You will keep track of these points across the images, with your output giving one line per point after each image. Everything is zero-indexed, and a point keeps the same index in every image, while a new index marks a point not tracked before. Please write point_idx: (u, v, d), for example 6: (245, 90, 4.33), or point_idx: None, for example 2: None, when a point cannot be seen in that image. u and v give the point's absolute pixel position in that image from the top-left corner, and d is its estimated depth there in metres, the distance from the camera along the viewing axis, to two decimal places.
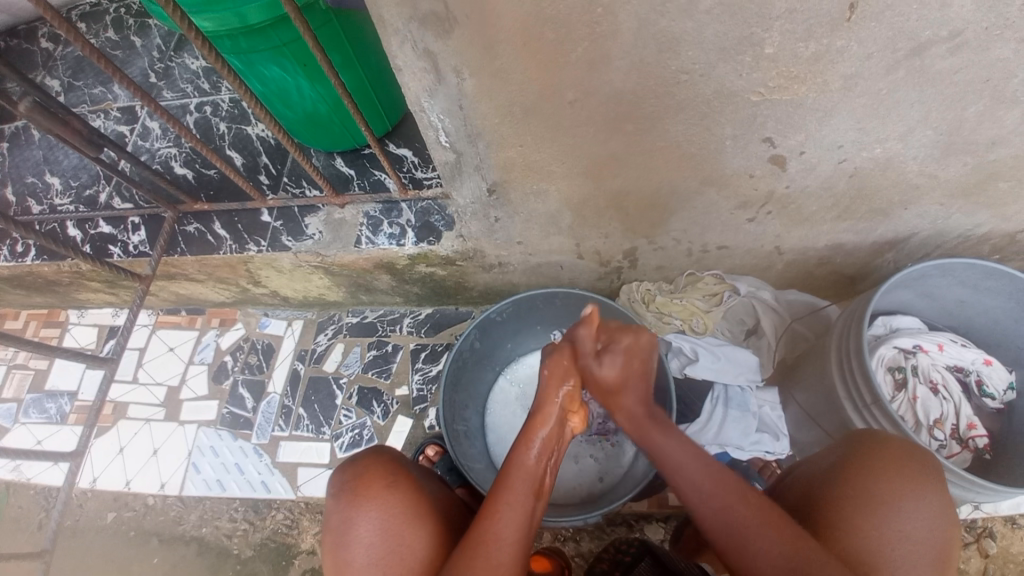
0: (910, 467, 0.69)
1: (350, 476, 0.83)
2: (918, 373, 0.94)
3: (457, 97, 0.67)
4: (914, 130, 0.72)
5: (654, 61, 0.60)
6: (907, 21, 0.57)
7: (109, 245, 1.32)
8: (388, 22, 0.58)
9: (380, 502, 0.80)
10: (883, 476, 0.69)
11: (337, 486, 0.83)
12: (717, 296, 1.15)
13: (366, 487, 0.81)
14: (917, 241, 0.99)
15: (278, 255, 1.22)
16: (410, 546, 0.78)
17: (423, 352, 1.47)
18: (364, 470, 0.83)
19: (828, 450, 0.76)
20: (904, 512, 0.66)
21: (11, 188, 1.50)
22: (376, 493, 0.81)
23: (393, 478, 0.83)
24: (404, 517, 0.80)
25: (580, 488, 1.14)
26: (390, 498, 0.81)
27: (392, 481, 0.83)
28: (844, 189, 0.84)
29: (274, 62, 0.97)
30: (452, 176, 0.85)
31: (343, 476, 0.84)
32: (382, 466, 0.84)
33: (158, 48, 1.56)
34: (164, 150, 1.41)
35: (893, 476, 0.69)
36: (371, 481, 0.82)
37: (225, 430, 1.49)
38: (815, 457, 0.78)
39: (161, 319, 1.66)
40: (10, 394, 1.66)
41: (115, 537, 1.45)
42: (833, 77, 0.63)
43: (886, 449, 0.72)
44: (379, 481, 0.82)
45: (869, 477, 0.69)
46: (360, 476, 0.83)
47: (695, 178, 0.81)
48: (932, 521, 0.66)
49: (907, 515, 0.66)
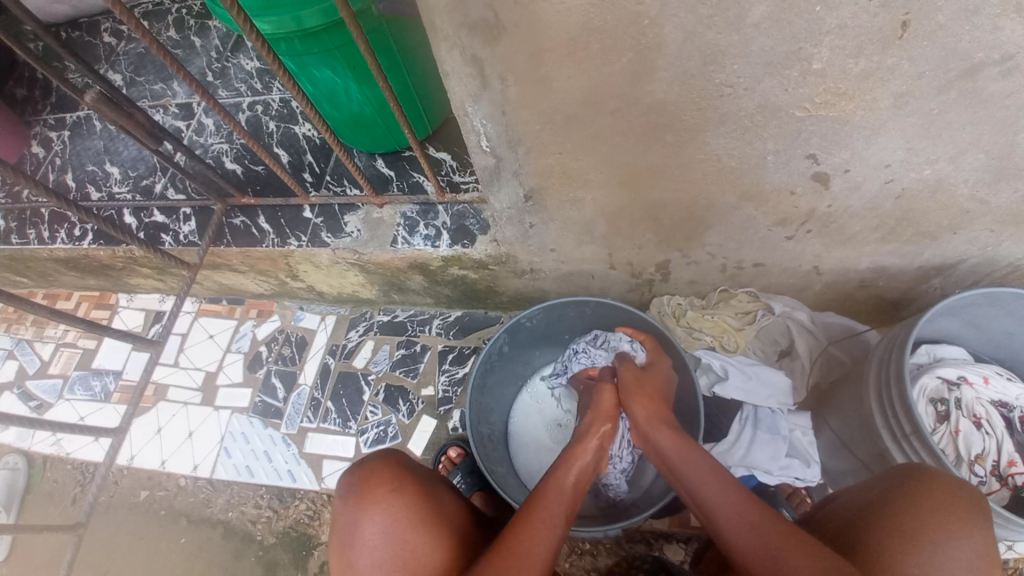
0: (957, 502, 0.65)
1: (357, 479, 0.84)
2: (962, 406, 0.90)
3: (501, 103, 0.69)
4: (965, 152, 0.70)
5: (698, 73, 0.61)
6: (960, 42, 0.55)
7: (162, 233, 1.39)
8: (439, 29, 0.60)
9: (385, 506, 0.81)
10: (923, 508, 0.65)
11: (345, 487, 0.84)
12: (750, 314, 1.13)
13: (372, 490, 0.82)
14: (966, 268, 0.95)
15: (317, 250, 1.26)
16: (414, 551, 0.79)
17: (451, 354, 1.49)
18: (369, 475, 0.84)
19: (869, 485, 0.72)
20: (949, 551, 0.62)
21: (74, 176, 1.59)
22: (380, 498, 0.81)
23: (399, 482, 0.83)
24: (407, 524, 0.80)
25: (601, 504, 1.13)
26: (394, 503, 0.81)
27: (396, 486, 0.83)
28: (890, 210, 0.82)
29: (326, 64, 1.01)
30: (490, 180, 0.87)
31: (351, 478, 0.85)
32: (389, 471, 0.84)
33: (216, 49, 1.64)
34: (216, 145, 1.48)
35: (939, 512, 0.64)
36: (377, 485, 0.82)
37: (255, 417, 1.54)
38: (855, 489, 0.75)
39: (203, 307, 1.73)
40: (58, 371, 1.75)
41: (147, 514, 1.51)
42: (883, 95, 0.62)
43: (929, 484, 0.67)
44: (384, 485, 0.83)
45: (907, 509, 0.65)
46: (367, 479, 0.83)
47: (734, 193, 0.81)
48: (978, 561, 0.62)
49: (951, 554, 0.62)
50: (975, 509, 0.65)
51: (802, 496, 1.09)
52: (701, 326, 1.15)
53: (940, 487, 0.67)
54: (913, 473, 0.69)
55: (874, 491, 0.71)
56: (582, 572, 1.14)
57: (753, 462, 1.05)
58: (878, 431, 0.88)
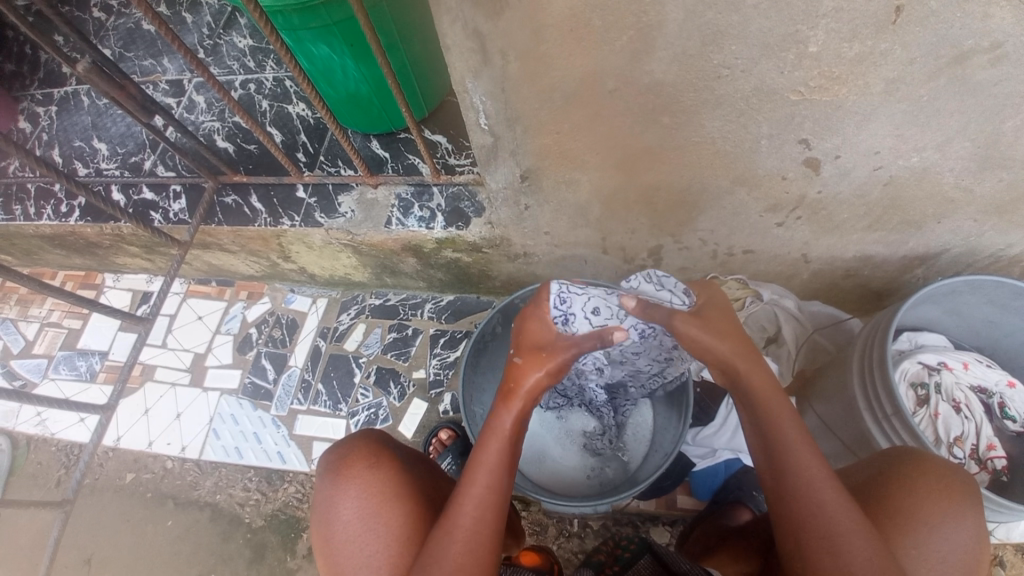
0: (949, 485, 0.69)
1: (336, 457, 0.86)
2: (941, 390, 0.93)
3: (501, 80, 0.69)
4: (952, 140, 0.72)
5: (697, 53, 0.62)
6: (951, 27, 0.57)
7: (151, 211, 1.37)
8: (442, 2, 0.60)
9: (360, 482, 0.82)
10: (918, 495, 0.69)
11: (323, 465, 0.86)
12: (739, 301, 1.14)
13: (350, 467, 0.84)
14: (949, 257, 0.98)
15: (311, 230, 1.25)
16: (386, 526, 0.79)
17: (443, 337, 1.49)
18: (346, 453, 0.85)
19: (866, 465, 0.76)
20: (939, 533, 0.67)
21: (59, 151, 1.56)
22: (356, 474, 0.83)
23: (376, 458, 0.85)
24: (381, 499, 0.81)
25: (591, 481, 1.14)
26: (370, 480, 0.82)
27: (373, 462, 0.84)
28: (878, 198, 0.84)
29: (323, 41, 1.01)
30: (488, 160, 0.88)
31: (330, 457, 0.86)
32: (366, 449, 0.86)
33: (208, 26, 1.62)
34: (208, 123, 1.46)
35: (935, 497, 0.68)
36: (354, 462, 0.84)
37: (245, 399, 1.53)
38: (851, 469, 0.79)
39: (192, 288, 1.71)
40: (42, 350, 1.73)
41: (132, 497, 1.50)
42: (875, 80, 0.63)
43: (925, 468, 0.71)
44: (361, 462, 0.84)
45: (904, 496, 0.69)
46: (344, 457, 0.85)
47: (727, 177, 0.82)
48: (959, 543, 0.67)
49: (941, 535, 0.67)
50: (967, 493, 0.69)
51: None
52: None
53: (936, 474, 0.70)
54: (912, 454, 0.73)
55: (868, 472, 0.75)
56: (570, 554, 1.16)
57: (739, 445, 1.13)
58: (861, 413, 0.90)
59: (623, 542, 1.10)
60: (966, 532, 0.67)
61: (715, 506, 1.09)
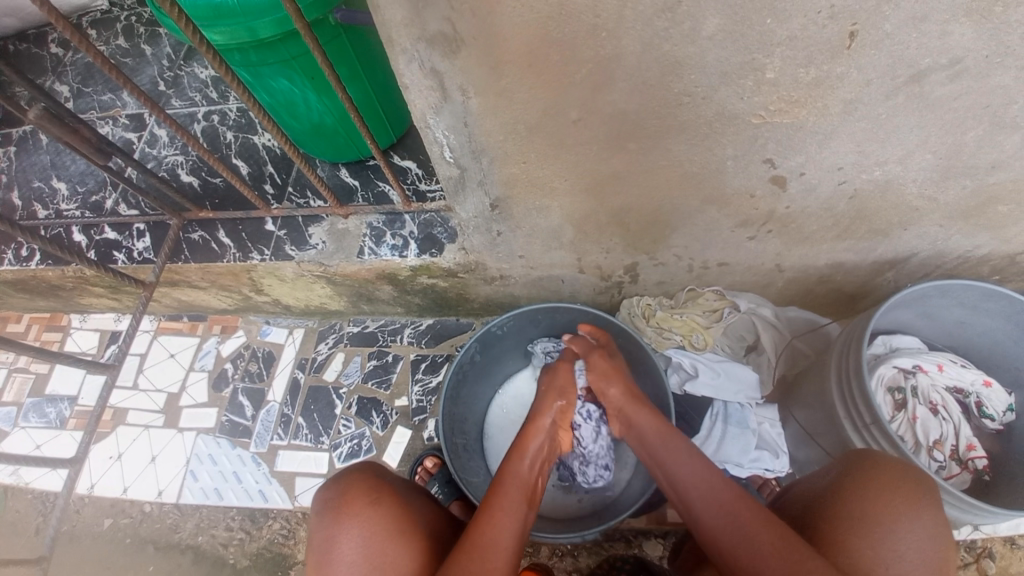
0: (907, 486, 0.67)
1: (333, 495, 0.80)
2: (918, 394, 0.94)
3: (463, 114, 0.68)
4: (913, 153, 0.73)
5: (657, 83, 0.61)
6: (906, 49, 0.58)
7: (115, 251, 1.33)
8: (396, 42, 0.59)
9: (362, 519, 0.77)
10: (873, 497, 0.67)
11: (320, 504, 0.80)
12: (717, 312, 1.16)
13: (349, 505, 0.78)
14: (917, 261, 0.99)
15: (281, 264, 1.22)
16: (394, 564, 0.75)
17: (424, 362, 1.47)
18: (345, 489, 0.80)
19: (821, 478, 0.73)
20: (897, 536, 0.63)
21: (17, 192, 1.51)
22: (358, 511, 0.78)
23: (376, 494, 0.80)
24: (387, 535, 0.77)
25: (584, 503, 1.14)
26: (373, 515, 0.78)
27: (374, 498, 0.80)
28: (845, 210, 0.84)
29: (283, 75, 0.98)
30: (456, 191, 0.86)
31: (327, 494, 0.81)
32: (366, 484, 0.82)
33: (167, 57, 1.58)
34: (171, 157, 1.43)
35: (894, 495, 0.66)
36: (354, 498, 0.79)
37: (223, 437, 1.49)
38: (810, 479, 0.76)
39: (163, 325, 1.66)
40: (10, 398, 1.66)
41: (110, 545, 1.44)
42: (834, 102, 0.64)
43: (879, 468, 0.70)
44: (361, 499, 0.79)
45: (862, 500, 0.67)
46: (343, 494, 0.80)
47: (697, 197, 0.82)
48: (926, 544, 0.63)
49: (900, 535, 0.63)
50: (924, 493, 0.67)
51: (773, 486, 1.13)
52: (670, 326, 1.17)
53: (891, 474, 0.69)
54: (866, 458, 0.72)
55: (827, 479, 0.72)
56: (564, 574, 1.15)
57: (724, 457, 1.09)
58: (841, 424, 0.91)
59: (618, 563, 1.03)
60: (928, 533, 0.64)
61: None
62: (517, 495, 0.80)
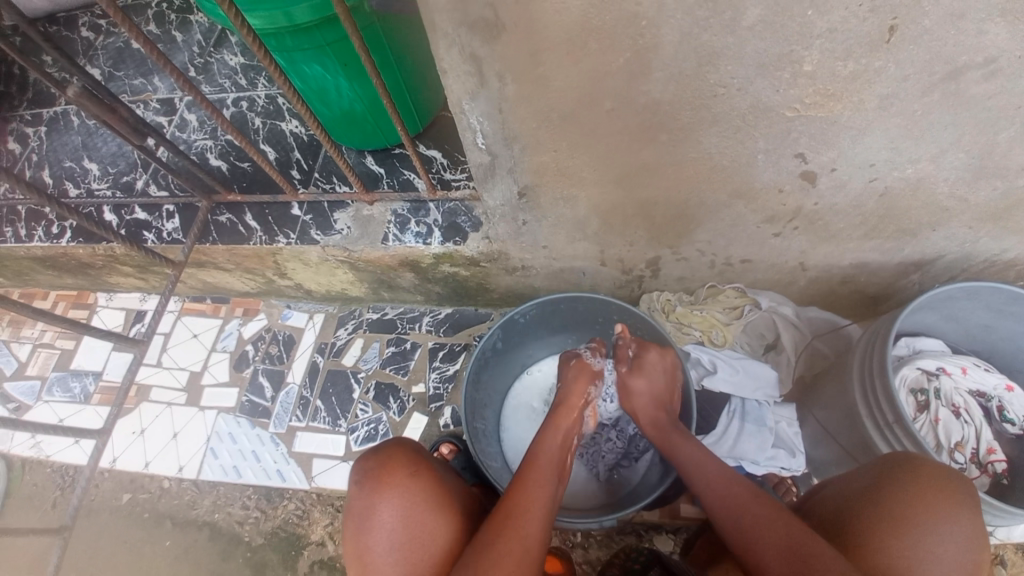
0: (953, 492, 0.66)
1: (373, 463, 0.81)
2: (941, 395, 0.93)
3: (498, 101, 0.69)
4: (946, 152, 0.72)
5: (694, 74, 0.62)
6: (945, 45, 0.57)
7: (144, 231, 1.37)
8: (438, 27, 0.60)
9: (402, 490, 0.79)
10: (912, 499, 0.66)
11: (359, 473, 0.81)
12: (738, 310, 1.17)
13: (390, 474, 0.80)
14: (944, 263, 0.99)
15: (307, 248, 1.25)
16: (432, 535, 0.77)
17: (441, 351, 1.49)
18: (387, 459, 0.81)
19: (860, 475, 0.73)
20: (935, 532, 0.63)
21: (50, 171, 1.55)
22: (399, 481, 0.79)
23: (417, 467, 0.82)
24: (425, 506, 0.79)
25: (599, 495, 1.15)
26: (414, 487, 0.79)
27: (414, 471, 0.81)
28: (873, 208, 0.84)
29: (317, 60, 1.00)
30: (485, 178, 0.87)
31: (366, 463, 0.82)
32: (405, 456, 0.82)
33: (198, 43, 1.61)
34: (200, 141, 1.46)
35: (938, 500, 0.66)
36: (394, 469, 0.80)
37: (243, 417, 1.52)
38: (847, 476, 0.76)
39: (186, 305, 1.70)
40: (35, 372, 1.71)
41: (129, 518, 1.48)
42: (870, 97, 0.64)
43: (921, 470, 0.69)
44: (401, 470, 0.80)
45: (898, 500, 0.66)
46: (384, 464, 0.81)
47: (724, 191, 0.82)
48: (963, 547, 0.63)
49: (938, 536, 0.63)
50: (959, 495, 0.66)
51: (789, 487, 1.11)
52: (690, 321, 1.18)
53: (939, 477, 0.68)
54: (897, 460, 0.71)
55: (862, 480, 0.72)
56: (575, 564, 1.16)
57: (740, 453, 1.09)
58: (863, 424, 0.91)
59: (634, 554, 1.04)
60: (963, 538, 0.63)
61: None
62: (546, 475, 0.83)
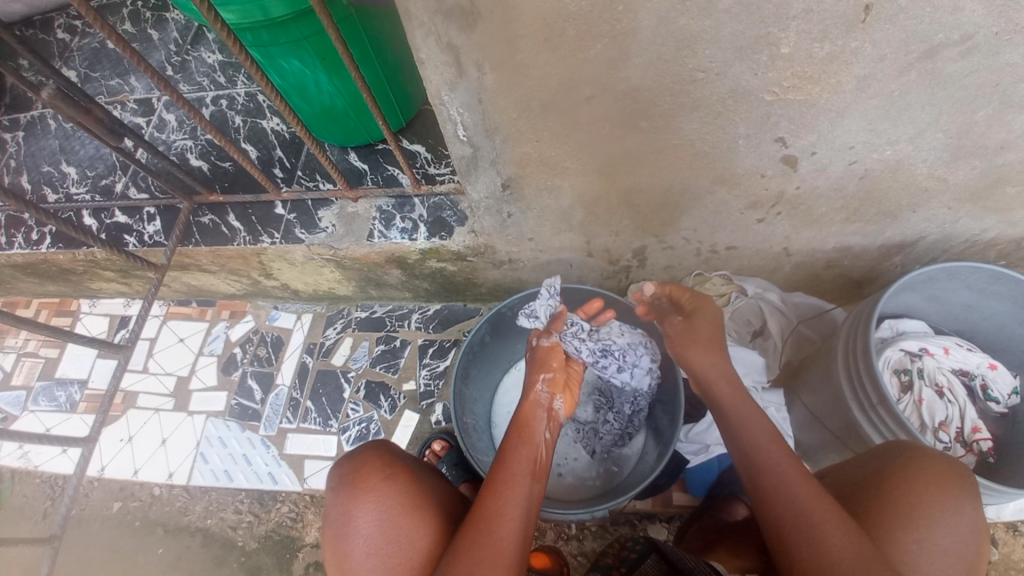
0: (954, 486, 0.68)
1: (348, 469, 0.81)
2: (925, 375, 0.94)
3: (477, 91, 0.69)
4: (924, 132, 0.73)
5: (672, 58, 0.62)
6: (918, 25, 0.58)
7: (125, 234, 1.35)
8: (414, 16, 0.59)
9: (377, 494, 0.78)
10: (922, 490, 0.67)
11: (336, 479, 0.81)
12: (723, 297, 1.16)
13: (364, 479, 0.79)
14: (925, 244, 1.00)
15: (291, 247, 1.23)
16: (409, 537, 0.77)
17: (431, 347, 1.48)
18: (360, 464, 0.81)
19: (864, 461, 0.74)
20: (936, 523, 0.65)
21: (27, 176, 1.52)
22: (373, 486, 0.79)
23: (391, 470, 0.81)
24: (400, 509, 0.78)
25: (590, 485, 1.15)
26: (389, 490, 0.79)
27: (389, 474, 0.80)
28: (854, 190, 0.85)
29: (295, 55, 0.99)
30: (468, 171, 0.87)
31: (341, 469, 0.82)
32: (380, 460, 0.82)
33: (175, 42, 1.59)
34: (180, 141, 1.44)
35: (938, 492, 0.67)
36: (368, 474, 0.80)
37: (233, 421, 1.51)
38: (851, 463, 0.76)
39: (172, 310, 1.68)
40: (19, 382, 1.68)
41: (121, 526, 1.46)
42: (847, 78, 0.64)
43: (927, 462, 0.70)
44: (375, 474, 0.80)
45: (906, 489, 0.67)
46: (357, 469, 0.81)
47: (707, 177, 0.83)
48: (960, 536, 0.65)
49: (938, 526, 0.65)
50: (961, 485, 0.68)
51: None
52: None
53: (940, 466, 0.69)
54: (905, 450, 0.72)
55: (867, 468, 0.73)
56: (570, 557, 1.16)
57: None
58: (849, 406, 0.92)
59: (629, 543, 1.01)
60: (961, 528, 0.65)
61: (712, 501, 1.11)
62: (523, 472, 0.78)
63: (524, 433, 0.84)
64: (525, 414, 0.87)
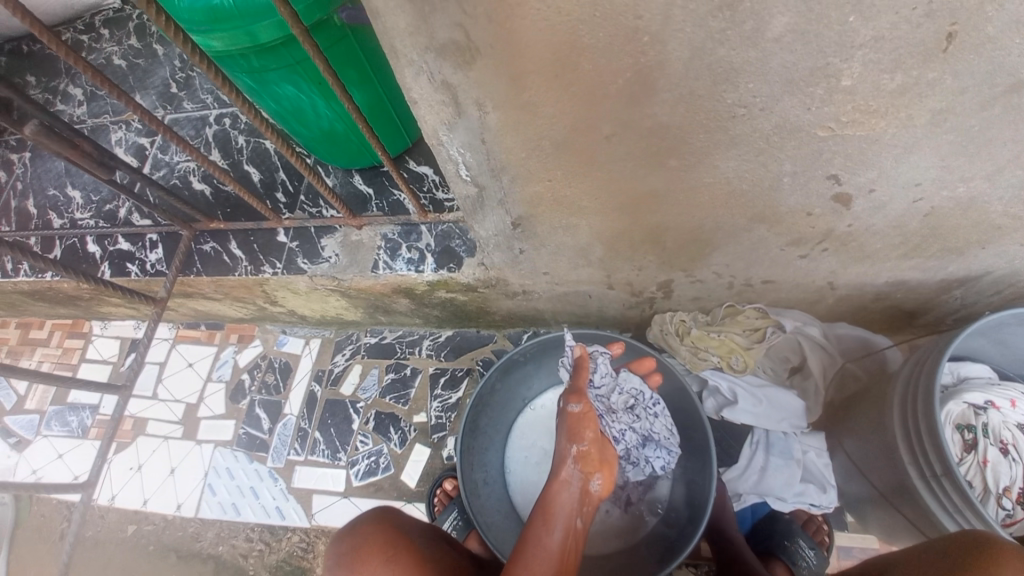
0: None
1: (348, 548, 0.75)
2: (989, 433, 0.83)
3: (479, 130, 0.60)
4: (1006, 169, 0.62)
5: (707, 93, 0.52)
6: (1010, 55, 0.47)
7: (128, 262, 1.31)
8: (401, 52, 0.52)
9: None
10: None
11: (335, 558, 0.76)
12: (759, 332, 1.04)
13: (364, 562, 0.73)
14: (991, 280, 0.88)
15: (294, 278, 1.17)
16: None
17: (443, 377, 1.41)
18: (362, 542, 0.75)
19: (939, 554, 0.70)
20: None
21: (35, 201, 1.49)
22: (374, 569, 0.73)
23: (393, 550, 0.75)
24: None
25: (610, 540, 1.07)
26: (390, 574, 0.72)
27: (391, 555, 0.74)
28: (916, 227, 0.74)
29: (289, 80, 0.92)
30: (474, 210, 0.79)
31: (341, 546, 0.76)
32: (382, 538, 0.76)
33: (180, 58, 1.54)
34: (182, 163, 1.39)
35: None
36: (369, 556, 0.74)
37: (240, 451, 1.46)
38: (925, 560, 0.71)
39: (181, 333, 1.64)
40: (33, 406, 1.66)
41: (135, 550, 1.44)
42: (919, 112, 0.54)
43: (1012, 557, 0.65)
44: (376, 555, 0.74)
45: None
46: (358, 549, 0.75)
47: (744, 216, 0.73)
48: None
49: None
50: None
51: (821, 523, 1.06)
52: (705, 346, 1.05)
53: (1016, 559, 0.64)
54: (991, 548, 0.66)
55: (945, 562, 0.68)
56: None
57: (766, 489, 1.05)
58: (904, 467, 0.81)
59: None
60: None
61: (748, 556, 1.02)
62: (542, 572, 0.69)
63: (547, 519, 0.73)
64: (550, 494, 0.76)
